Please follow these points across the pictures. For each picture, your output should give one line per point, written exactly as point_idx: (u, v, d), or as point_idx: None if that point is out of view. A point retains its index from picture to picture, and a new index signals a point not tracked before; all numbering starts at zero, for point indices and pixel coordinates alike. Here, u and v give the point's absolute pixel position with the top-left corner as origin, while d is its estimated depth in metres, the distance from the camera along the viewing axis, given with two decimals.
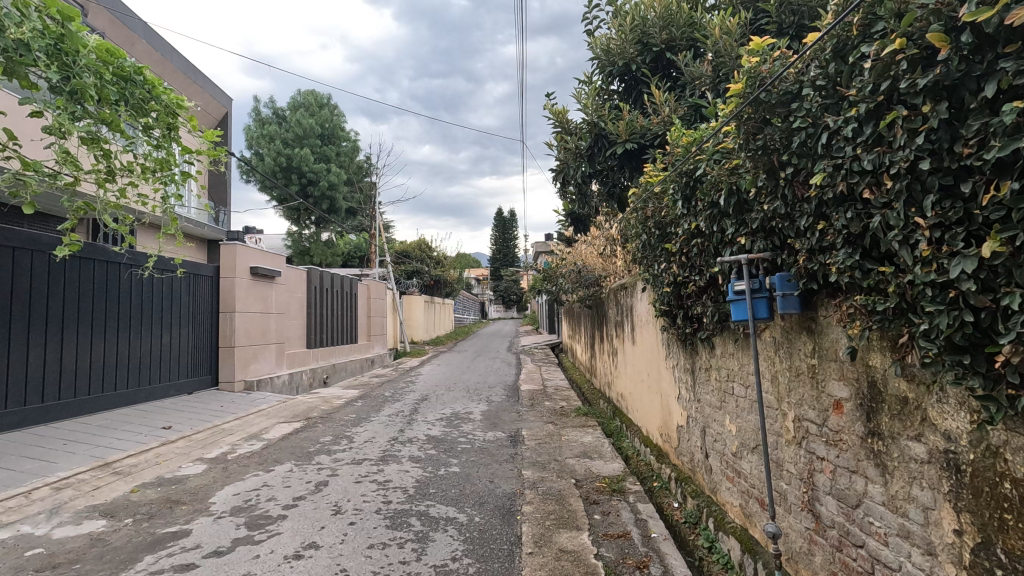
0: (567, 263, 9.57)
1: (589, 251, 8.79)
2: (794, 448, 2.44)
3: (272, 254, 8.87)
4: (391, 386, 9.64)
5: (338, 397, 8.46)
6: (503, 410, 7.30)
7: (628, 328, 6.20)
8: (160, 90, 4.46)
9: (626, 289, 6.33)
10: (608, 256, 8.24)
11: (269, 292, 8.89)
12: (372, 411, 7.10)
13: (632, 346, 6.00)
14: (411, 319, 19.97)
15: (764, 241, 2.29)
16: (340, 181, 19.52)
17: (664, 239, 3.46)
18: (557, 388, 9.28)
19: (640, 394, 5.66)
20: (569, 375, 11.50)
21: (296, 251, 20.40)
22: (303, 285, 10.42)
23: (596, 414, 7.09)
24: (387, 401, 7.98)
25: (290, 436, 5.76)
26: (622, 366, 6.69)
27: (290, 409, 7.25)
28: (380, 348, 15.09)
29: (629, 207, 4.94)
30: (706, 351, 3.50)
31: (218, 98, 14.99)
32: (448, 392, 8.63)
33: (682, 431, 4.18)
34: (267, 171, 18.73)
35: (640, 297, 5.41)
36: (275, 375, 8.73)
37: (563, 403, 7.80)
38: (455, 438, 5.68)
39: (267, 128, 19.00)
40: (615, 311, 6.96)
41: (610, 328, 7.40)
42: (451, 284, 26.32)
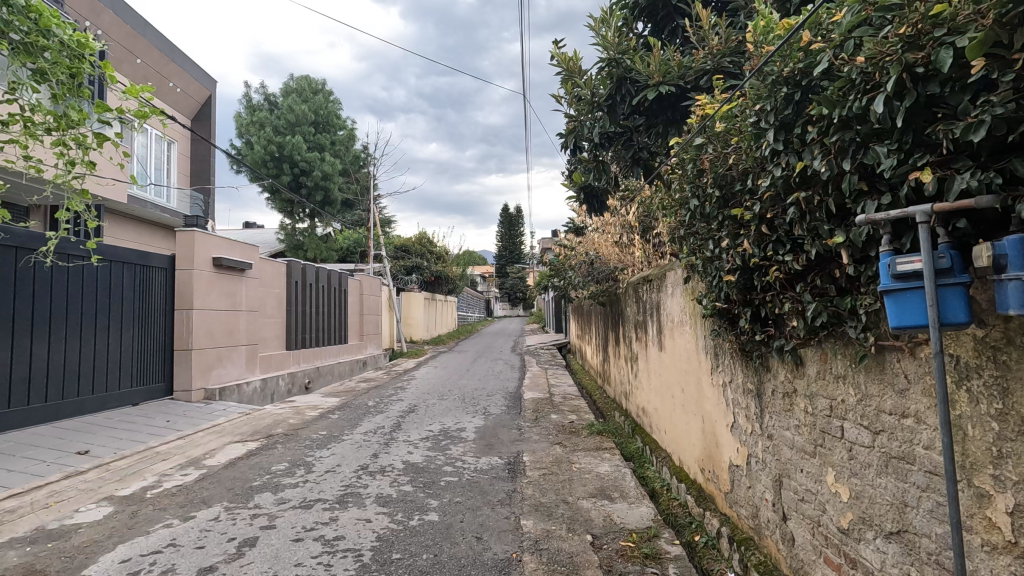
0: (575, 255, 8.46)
1: (603, 239, 7.66)
2: (1009, 565, 1.33)
3: (240, 244, 7.84)
4: (378, 394, 8.56)
5: (314, 407, 7.37)
6: (502, 425, 6.19)
7: (652, 331, 5.11)
8: (49, 21, 3.35)
9: (649, 283, 5.25)
10: (625, 245, 7.13)
11: (238, 286, 7.83)
12: (347, 427, 6.01)
13: (658, 354, 4.92)
14: (410, 317, 18.95)
15: (977, 173, 1.22)
16: (334, 172, 18.46)
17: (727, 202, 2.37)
18: (565, 397, 8.15)
19: (670, 412, 4.57)
20: (579, 380, 10.39)
21: (289, 246, 19.34)
22: (283, 279, 9.39)
23: (613, 432, 5.97)
24: (369, 413, 6.88)
25: (237, 463, 4.67)
26: (643, 375, 5.60)
27: (252, 423, 6.16)
28: (373, 349, 14.02)
29: (663, 172, 3.86)
30: (790, 366, 2.40)
31: (201, 80, 13.96)
32: (440, 402, 7.52)
33: (738, 473, 3.07)
34: (257, 160, 17.69)
35: (672, 293, 4.32)
36: (243, 382, 7.66)
37: (573, 417, 6.67)
38: (439, 466, 4.57)
39: (257, 114, 17.96)
40: (635, 309, 5.87)
41: (628, 329, 6.31)
42: (454, 281, 25.21)
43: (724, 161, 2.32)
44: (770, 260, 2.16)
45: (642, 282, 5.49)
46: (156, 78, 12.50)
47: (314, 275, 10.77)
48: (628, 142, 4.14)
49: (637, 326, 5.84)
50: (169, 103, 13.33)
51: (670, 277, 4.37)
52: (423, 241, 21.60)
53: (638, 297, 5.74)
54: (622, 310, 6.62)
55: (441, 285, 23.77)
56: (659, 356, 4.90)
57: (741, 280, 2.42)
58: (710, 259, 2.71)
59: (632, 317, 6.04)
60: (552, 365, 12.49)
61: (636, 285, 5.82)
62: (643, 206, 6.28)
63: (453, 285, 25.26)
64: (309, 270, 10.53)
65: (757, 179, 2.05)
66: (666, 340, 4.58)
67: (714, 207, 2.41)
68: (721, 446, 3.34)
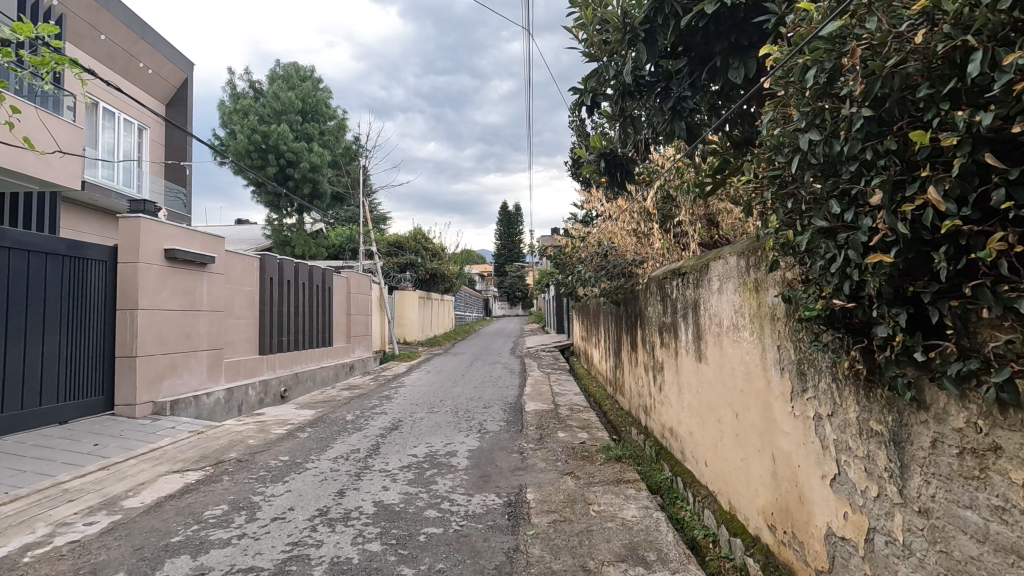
0: (582, 247, 7.49)
1: (620, 228, 6.63)
2: None
3: (199, 234, 6.86)
4: (360, 405, 7.56)
5: (282, 423, 6.36)
6: (501, 447, 5.21)
7: (686, 335, 4.13)
8: None
9: (681, 277, 4.26)
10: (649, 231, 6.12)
11: (197, 283, 6.83)
12: (314, 451, 5.01)
13: (696, 365, 3.94)
14: (403, 317, 18.14)
15: None
16: (323, 163, 17.46)
17: (913, 116, 1.37)
18: (572, 409, 7.16)
19: (712, 439, 3.61)
20: (586, 388, 9.41)
21: (276, 242, 18.37)
22: (255, 275, 8.40)
23: (633, 456, 4.99)
24: (345, 430, 5.87)
25: (163, 506, 3.67)
26: (671, 388, 4.63)
27: (201, 445, 5.16)
28: (362, 351, 13.03)
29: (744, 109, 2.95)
30: (983, 406, 1.45)
31: (175, 62, 12.92)
32: (429, 416, 6.53)
33: (846, 550, 2.10)
34: (240, 151, 16.68)
35: (722, 289, 3.34)
36: (203, 393, 6.66)
37: (584, 436, 5.67)
38: (420, 511, 3.56)
39: (241, 102, 16.95)
40: (660, 309, 4.90)
41: (649, 332, 5.35)
42: (451, 279, 24.18)
43: (899, 46, 1.36)
44: (1017, 214, 1.18)
45: (672, 274, 4.51)
46: (123, 58, 11.48)
47: (295, 271, 9.76)
48: (665, 91, 3.23)
49: (662, 328, 4.86)
50: (140, 86, 12.32)
51: (718, 267, 3.40)
52: (419, 237, 20.55)
53: (665, 291, 4.75)
54: (642, 308, 5.63)
55: (437, 284, 22.77)
56: (696, 367, 3.93)
57: (903, 262, 1.45)
58: (829, 229, 1.73)
59: (656, 318, 5.07)
60: (554, 370, 11.48)
61: (662, 279, 4.84)
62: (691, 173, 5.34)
63: (450, 283, 24.27)
64: (289, 266, 9.52)
65: (1019, 53, 1.09)
66: (709, 349, 3.60)
67: (860, 132, 1.42)
68: (809, 505, 2.37)
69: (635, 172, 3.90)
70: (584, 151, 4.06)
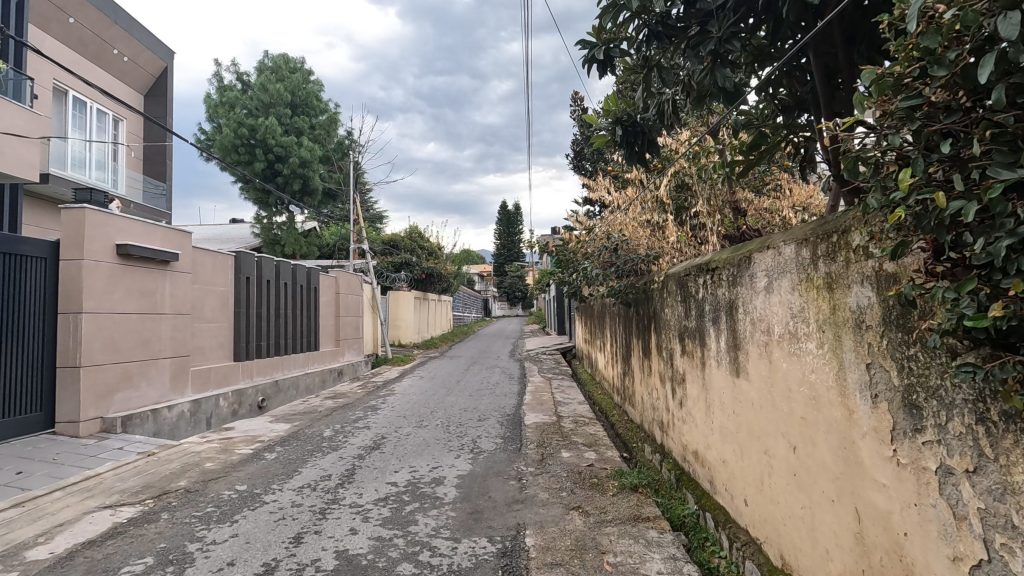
0: (586, 242, 6.77)
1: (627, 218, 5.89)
2: None
3: (161, 229, 6.16)
4: (343, 417, 6.85)
5: (250, 440, 5.65)
6: (496, 471, 4.51)
7: (717, 344, 3.44)
8: None
9: (709, 273, 3.56)
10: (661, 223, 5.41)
11: (159, 282, 6.13)
12: (277, 479, 4.29)
13: (731, 381, 3.25)
14: (398, 319, 17.48)
15: None
16: (314, 159, 16.75)
17: None
18: (577, 422, 6.43)
19: (755, 474, 2.91)
20: (591, 396, 8.69)
21: (264, 241, 17.64)
22: (230, 274, 7.70)
23: (649, 482, 4.29)
24: (318, 450, 5.16)
25: (75, 558, 2.96)
26: (695, 405, 3.94)
27: (148, 471, 4.45)
28: (351, 355, 12.32)
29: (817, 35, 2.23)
30: None
31: (154, 49, 12.21)
32: (417, 432, 5.81)
33: None
34: (226, 145, 15.97)
35: (771, 289, 2.65)
36: (163, 407, 5.95)
37: (591, 456, 4.95)
38: (392, 566, 2.84)
39: (227, 94, 16.25)
40: (681, 312, 4.21)
41: (666, 338, 4.67)
42: (448, 279, 23.46)
43: None
44: None
45: (696, 269, 3.83)
46: (96, 43, 10.78)
47: (278, 270, 9.06)
48: (703, 34, 2.54)
49: (684, 334, 4.16)
50: (115, 74, 11.62)
51: (764, 260, 2.72)
52: (414, 235, 19.82)
53: (686, 289, 4.07)
54: (657, 310, 4.92)
55: (433, 284, 22.02)
56: (731, 383, 3.25)
57: None
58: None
59: (676, 322, 4.37)
60: (556, 375, 10.75)
61: (683, 276, 4.16)
62: (729, 153, 4.69)
63: (447, 283, 23.55)
64: (271, 265, 8.82)
65: None
66: (751, 363, 2.91)
67: None
68: None
69: (657, 143, 3.16)
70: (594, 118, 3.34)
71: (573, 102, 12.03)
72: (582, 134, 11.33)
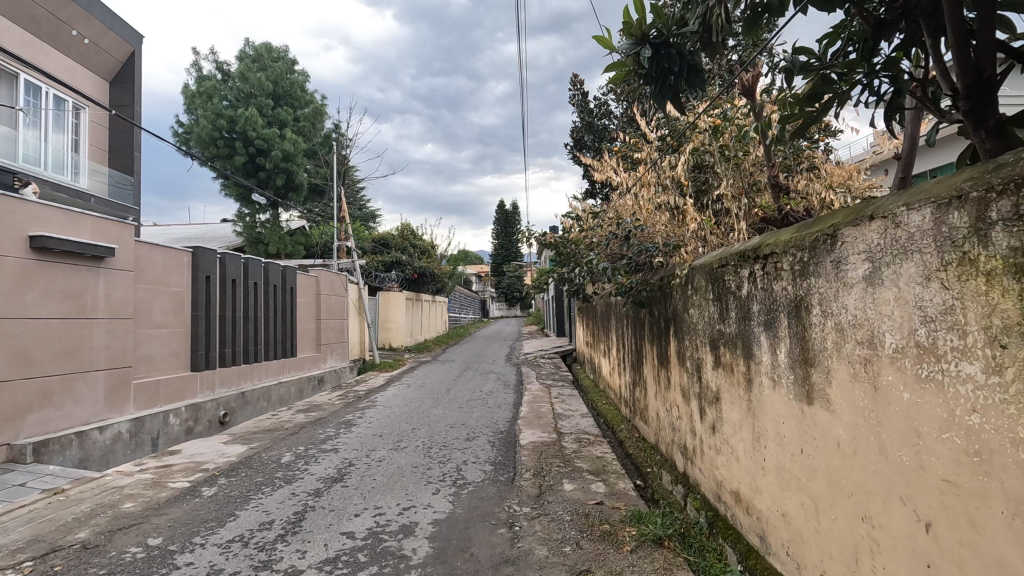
0: (589, 233, 5.88)
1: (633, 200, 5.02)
2: None
3: (94, 220, 5.28)
4: (311, 435, 5.96)
5: (193, 468, 4.75)
6: (483, 512, 3.62)
7: (774, 357, 2.56)
8: None
9: (757, 262, 2.70)
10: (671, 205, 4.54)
11: (90, 282, 5.24)
12: (205, 528, 3.39)
13: (797, 410, 2.36)
14: (388, 320, 16.65)
15: None
16: (297, 152, 15.85)
17: None
18: (580, 442, 5.55)
19: (845, 547, 2.03)
20: (595, 406, 7.80)
21: (247, 240, 16.72)
22: (186, 272, 6.82)
23: (675, 527, 3.41)
24: (269, 483, 4.25)
25: None
26: (737, 433, 3.06)
27: (44, 517, 3.55)
28: (334, 360, 11.41)
29: None
30: None
31: (119, 32, 11.34)
32: (392, 457, 4.92)
33: None
34: (204, 138, 15.06)
35: (878, 282, 1.78)
36: (94, 428, 5.05)
37: (600, 490, 4.07)
38: None
39: (205, 84, 15.30)
40: (714, 312, 3.34)
41: (692, 344, 3.79)
42: (442, 279, 22.53)
43: None
44: None
45: (736, 256, 2.98)
46: (51, 23, 9.90)
47: (247, 269, 8.15)
48: None
49: (719, 341, 3.29)
50: (76, 58, 10.74)
51: (864, 237, 1.86)
52: (406, 234, 18.91)
53: (721, 284, 3.20)
54: (679, 310, 4.05)
55: (427, 284, 21.10)
56: (796, 413, 2.37)
57: None
58: None
59: (706, 326, 3.49)
60: (556, 383, 9.86)
61: (716, 268, 3.30)
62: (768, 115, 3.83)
63: (442, 284, 22.63)
64: (239, 263, 7.91)
65: None
66: (838, 388, 2.04)
67: None
68: None
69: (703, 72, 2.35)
70: (613, 43, 2.54)
71: (572, 86, 11.12)
72: (582, 121, 10.45)
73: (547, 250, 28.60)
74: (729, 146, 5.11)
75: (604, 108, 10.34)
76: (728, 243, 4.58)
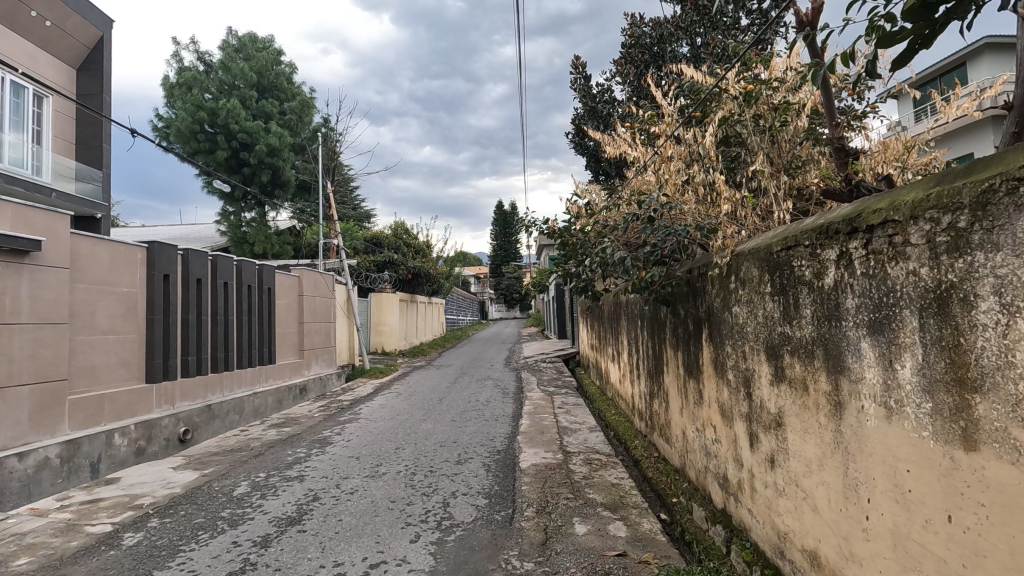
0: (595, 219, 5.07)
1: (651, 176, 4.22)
2: None
3: (16, 207, 4.46)
4: (278, 458, 5.13)
5: (125, 504, 3.92)
6: (475, 571, 2.80)
7: (888, 374, 1.76)
8: None
9: (856, 237, 1.91)
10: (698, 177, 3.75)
11: (11, 280, 4.44)
12: None
13: (941, 456, 1.56)
14: (382, 323, 15.79)
15: None
16: (284, 146, 15.06)
17: None
18: (590, 465, 4.74)
19: None
20: (604, 418, 7.01)
21: (231, 240, 15.90)
22: (140, 271, 6.03)
23: None
24: (209, 527, 3.43)
25: None
26: (814, 474, 2.25)
27: None
28: (319, 367, 10.59)
29: None
30: None
31: (86, 15, 10.54)
32: (368, 487, 4.11)
33: None
34: (183, 132, 14.25)
35: None
36: (12, 454, 4.22)
37: (620, 533, 3.25)
38: None
39: (184, 74, 14.40)
40: (775, 310, 2.55)
41: (739, 351, 2.99)
42: (438, 280, 21.73)
43: None
44: None
45: (813, 234, 2.18)
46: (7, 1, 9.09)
47: (216, 266, 7.33)
48: None
49: (782, 348, 2.49)
50: (37, 41, 9.96)
51: None
52: (399, 233, 18.07)
53: (787, 272, 2.41)
54: (720, 308, 3.24)
55: (423, 286, 20.33)
56: (940, 462, 1.56)
57: None
58: None
59: (761, 328, 2.69)
60: (558, 390, 9.04)
61: (775, 253, 2.51)
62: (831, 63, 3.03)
63: (438, 285, 21.86)
64: (206, 261, 7.08)
65: None
66: None
67: None
68: None
69: None
70: None
71: (574, 68, 10.32)
72: (585, 106, 9.66)
73: (546, 250, 27.79)
74: (765, 116, 4.34)
75: (608, 92, 9.56)
76: (769, 226, 3.79)
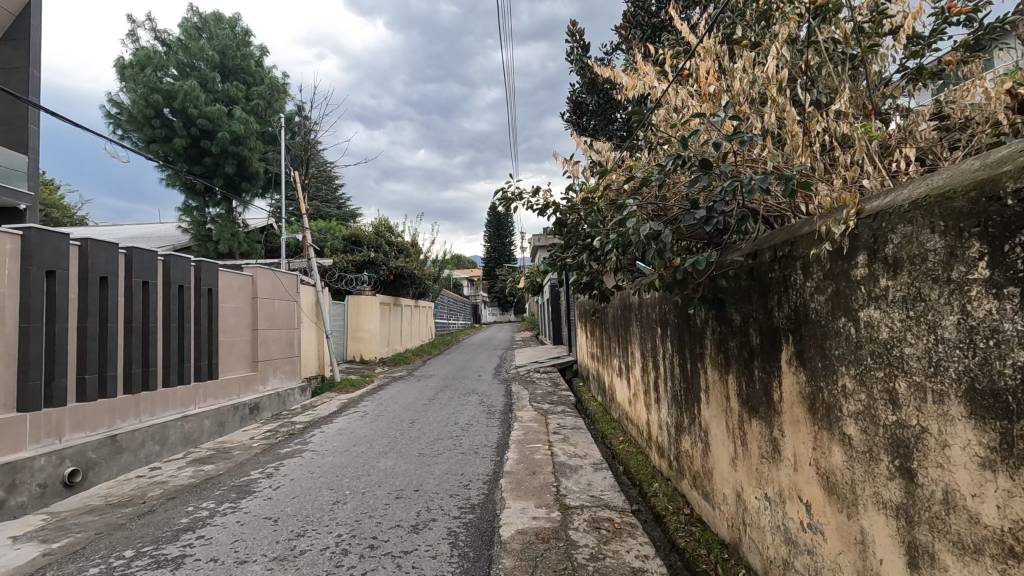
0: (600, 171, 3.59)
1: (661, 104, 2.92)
2: None
3: None
4: (169, 518, 3.73)
5: None
6: None
7: None
8: None
9: None
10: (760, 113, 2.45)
11: None
12: None
13: None
14: (359, 328, 14.42)
15: None
16: (249, 134, 13.69)
17: None
18: (600, 531, 3.38)
19: None
20: (610, 448, 5.63)
21: (194, 238, 14.47)
22: (8, 265, 4.63)
23: None
24: None
25: None
26: None
27: None
28: (277, 381, 9.17)
29: None
30: None
31: None
32: None
33: None
34: (137, 117, 12.86)
35: None
36: None
37: None
38: None
39: (138, 53, 13.00)
40: (1010, 318, 1.22)
41: (883, 390, 1.66)
42: (424, 283, 20.39)
43: None
44: None
45: None
46: None
47: (130, 262, 5.93)
48: None
49: None
50: None
51: None
52: (380, 232, 16.70)
53: None
54: (833, 311, 1.90)
55: (408, 289, 18.95)
56: None
57: None
58: None
59: (959, 352, 1.36)
60: (554, 408, 7.67)
61: (1018, 195, 1.18)
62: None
63: (425, 287, 20.47)
64: (115, 254, 5.69)
65: None
66: None
67: None
68: None
69: None
70: None
71: (570, 37, 9.00)
72: (582, 78, 8.36)
73: (540, 251, 26.50)
74: (846, 37, 2.99)
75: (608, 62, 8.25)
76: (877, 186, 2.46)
